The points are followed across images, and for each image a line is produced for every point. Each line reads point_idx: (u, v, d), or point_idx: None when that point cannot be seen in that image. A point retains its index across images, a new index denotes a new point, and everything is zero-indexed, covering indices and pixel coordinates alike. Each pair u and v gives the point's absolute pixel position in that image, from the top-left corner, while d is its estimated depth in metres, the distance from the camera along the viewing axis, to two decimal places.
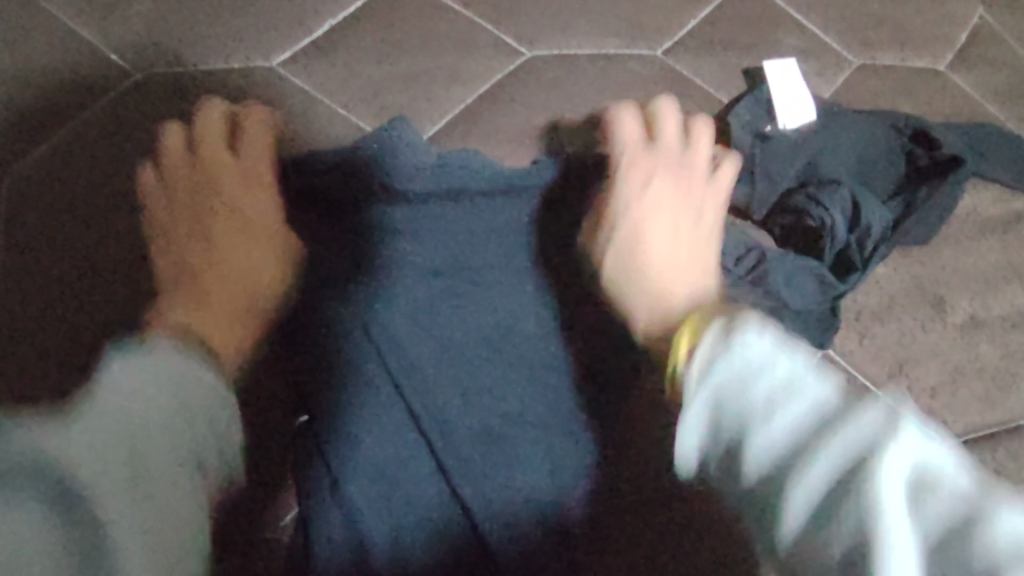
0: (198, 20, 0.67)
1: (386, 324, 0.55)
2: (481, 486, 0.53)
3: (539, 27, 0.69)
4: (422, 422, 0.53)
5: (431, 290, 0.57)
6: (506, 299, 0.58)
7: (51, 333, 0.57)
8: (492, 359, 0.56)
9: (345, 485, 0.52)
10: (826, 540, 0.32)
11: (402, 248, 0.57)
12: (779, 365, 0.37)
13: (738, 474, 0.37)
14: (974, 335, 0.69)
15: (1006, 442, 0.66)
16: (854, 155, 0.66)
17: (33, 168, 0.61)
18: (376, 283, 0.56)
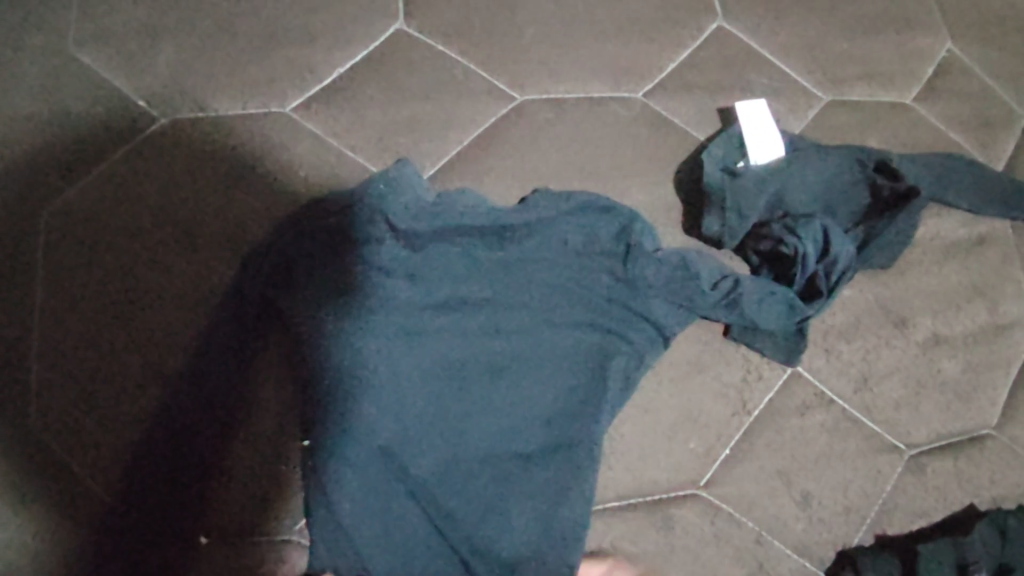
0: (217, 68, 0.73)
1: (371, 350, 0.62)
2: (452, 502, 0.59)
3: (530, 74, 0.75)
4: (396, 448, 0.60)
5: (416, 321, 0.63)
6: (485, 327, 0.64)
7: (84, 355, 0.64)
8: (465, 383, 0.63)
9: (335, 502, 0.58)
10: None
11: (391, 283, 0.64)
12: None
13: None
14: (935, 352, 0.75)
15: (965, 452, 0.73)
16: (819, 187, 0.72)
17: (69, 204, 0.67)
18: (363, 314, 0.63)
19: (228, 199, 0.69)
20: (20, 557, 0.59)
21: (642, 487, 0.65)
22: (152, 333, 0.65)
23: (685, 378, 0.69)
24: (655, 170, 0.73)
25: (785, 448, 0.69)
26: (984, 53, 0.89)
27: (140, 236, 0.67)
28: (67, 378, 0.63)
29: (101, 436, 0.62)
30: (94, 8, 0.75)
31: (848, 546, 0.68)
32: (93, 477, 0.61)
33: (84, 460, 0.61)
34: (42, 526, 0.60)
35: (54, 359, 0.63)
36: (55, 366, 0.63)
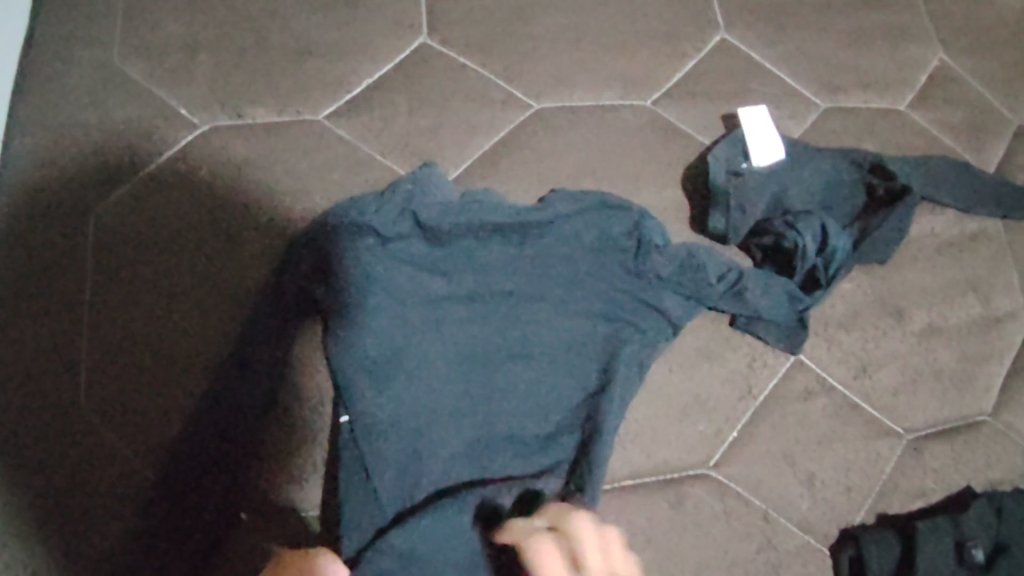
0: (254, 80, 0.79)
1: (402, 338, 0.67)
2: (476, 480, 0.64)
3: (546, 83, 0.80)
4: (426, 428, 0.65)
5: (442, 312, 0.68)
6: (506, 317, 0.69)
7: (132, 345, 0.68)
8: (488, 370, 0.67)
9: (372, 477, 0.62)
10: None
11: (420, 276, 0.69)
12: None
13: None
14: (930, 342, 0.79)
15: (962, 436, 0.77)
16: (818, 186, 0.77)
17: (117, 206, 0.73)
18: (395, 304, 0.67)
19: (265, 200, 0.74)
20: (73, 534, 0.63)
21: (654, 466, 0.69)
22: (194, 326, 0.69)
23: (694, 364, 0.73)
24: (663, 171, 0.77)
25: (789, 431, 0.73)
26: (973, 64, 0.94)
27: (182, 235, 0.72)
28: (116, 367, 0.68)
29: (148, 420, 0.66)
30: (137, 26, 0.81)
31: (851, 523, 0.72)
32: (141, 459, 0.65)
33: (132, 444, 0.66)
34: (93, 505, 0.64)
35: (105, 349, 0.68)
36: (104, 356, 0.68)
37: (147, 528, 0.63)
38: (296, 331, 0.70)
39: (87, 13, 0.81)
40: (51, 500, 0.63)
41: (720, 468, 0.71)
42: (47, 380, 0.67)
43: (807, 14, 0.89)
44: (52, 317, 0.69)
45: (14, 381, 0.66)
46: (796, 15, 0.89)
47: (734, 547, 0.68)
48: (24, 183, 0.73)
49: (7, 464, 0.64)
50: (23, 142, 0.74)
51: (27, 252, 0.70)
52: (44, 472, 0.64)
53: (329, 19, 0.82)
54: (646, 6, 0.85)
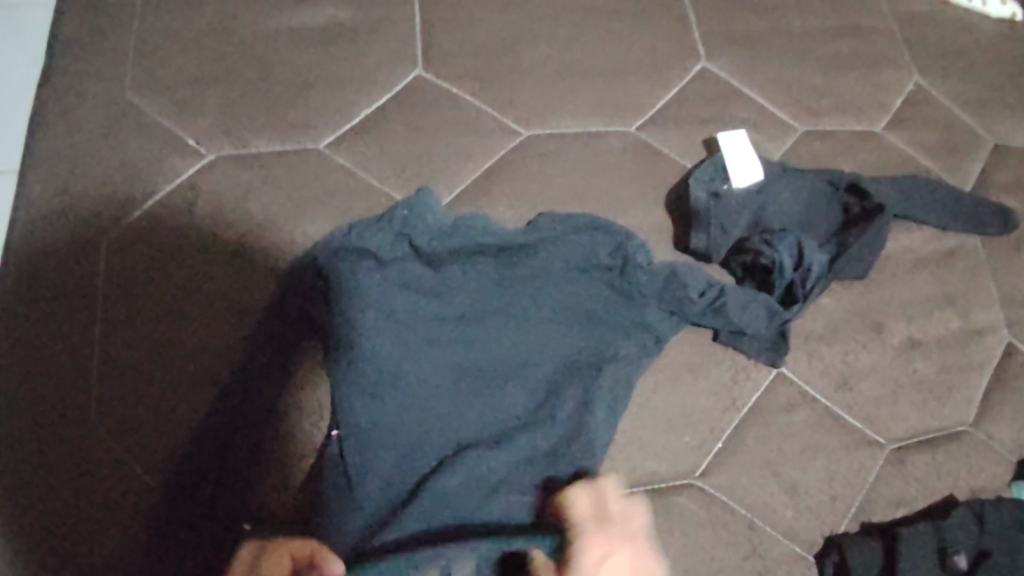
0: (257, 111, 0.83)
1: (392, 354, 0.70)
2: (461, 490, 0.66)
3: (535, 112, 0.84)
4: (413, 438, 0.68)
5: (432, 329, 0.71)
6: (493, 335, 0.72)
7: (140, 363, 0.72)
8: (474, 385, 0.70)
9: (358, 485, 0.65)
10: None
11: (411, 296, 0.72)
12: None
13: None
14: (909, 354, 0.82)
15: (943, 445, 0.79)
16: (795, 207, 0.81)
17: (128, 232, 0.76)
18: (386, 322, 0.71)
19: (268, 225, 0.78)
20: (80, 546, 0.65)
21: (642, 476, 0.72)
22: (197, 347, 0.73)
23: (681, 377, 0.76)
24: (648, 194, 0.81)
25: (773, 442, 0.76)
26: (946, 89, 0.98)
27: (190, 257, 0.76)
28: (125, 384, 0.71)
29: (154, 435, 0.70)
30: (146, 63, 0.85)
31: (834, 531, 0.74)
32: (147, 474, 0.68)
33: (139, 457, 0.69)
34: (101, 517, 0.66)
35: (114, 367, 0.71)
36: (113, 374, 0.71)
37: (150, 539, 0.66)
38: (297, 350, 0.73)
39: (99, 51, 0.85)
40: (60, 514, 0.66)
41: (707, 479, 0.73)
42: (61, 398, 0.70)
43: (786, 42, 0.94)
44: (62, 341, 0.72)
45: (26, 402, 0.70)
46: (775, 43, 0.93)
47: (720, 556, 0.71)
48: (39, 215, 0.77)
49: (21, 478, 0.67)
50: (38, 176, 0.78)
51: (42, 276, 0.74)
52: (56, 485, 0.67)
53: (329, 53, 0.86)
54: (630, 37, 0.90)
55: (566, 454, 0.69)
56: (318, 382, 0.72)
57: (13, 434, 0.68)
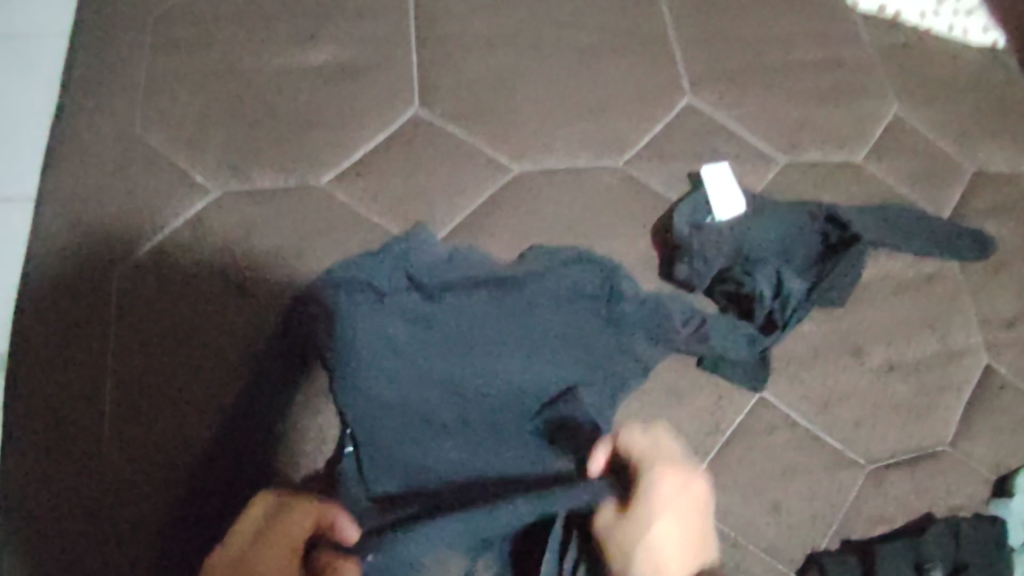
0: (261, 147, 0.87)
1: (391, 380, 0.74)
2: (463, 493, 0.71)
3: (527, 147, 0.88)
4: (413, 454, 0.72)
5: (433, 354, 0.75)
6: (491, 360, 0.75)
7: (151, 388, 0.75)
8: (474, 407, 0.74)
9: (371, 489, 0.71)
10: None
11: (404, 325, 0.76)
12: None
13: None
14: (888, 377, 0.85)
15: (922, 465, 0.82)
16: (779, 237, 0.84)
17: (139, 262, 0.80)
18: (387, 351, 0.75)
19: (273, 258, 0.82)
20: (93, 563, 0.69)
21: None
22: (203, 376, 0.76)
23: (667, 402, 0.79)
24: (635, 225, 0.85)
25: (755, 463, 0.79)
26: (924, 119, 1.02)
27: (198, 286, 0.80)
28: (136, 408, 0.75)
29: (162, 457, 0.73)
30: (154, 102, 0.89)
31: (815, 548, 0.77)
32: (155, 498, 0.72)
33: (147, 478, 0.72)
34: (112, 535, 0.70)
35: (126, 392, 0.75)
36: (124, 398, 0.75)
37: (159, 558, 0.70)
38: (299, 374, 0.76)
39: (111, 92, 0.90)
40: (75, 532, 0.70)
41: None
42: (76, 421, 0.74)
43: (768, 76, 0.97)
44: (77, 370, 0.76)
45: (43, 429, 0.74)
46: (757, 77, 0.97)
47: None
48: (53, 250, 0.81)
49: (39, 499, 0.71)
50: (54, 212, 0.83)
51: (58, 305, 0.78)
52: (71, 505, 0.71)
53: (330, 91, 0.90)
54: (617, 73, 0.94)
55: None
56: (319, 410, 0.75)
57: (32, 456, 0.73)
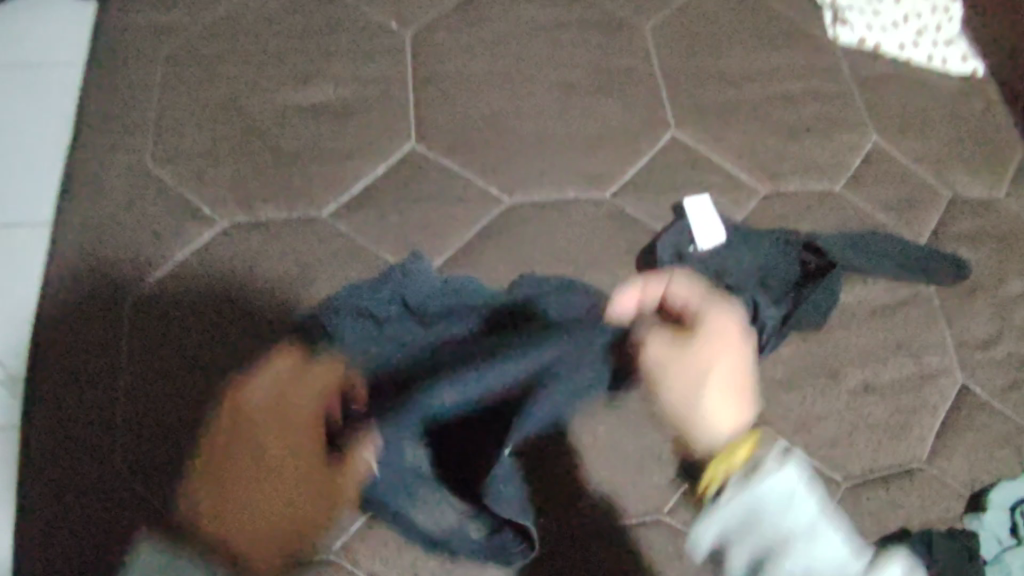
0: (266, 180, 0.92)
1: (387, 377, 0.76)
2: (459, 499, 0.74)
3: (519, 179, 0.93)
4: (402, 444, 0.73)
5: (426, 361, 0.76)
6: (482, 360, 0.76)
7: (160, 403, 0.79)
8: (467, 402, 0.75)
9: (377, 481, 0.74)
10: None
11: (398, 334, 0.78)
12: (796, 505, 0.50)
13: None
14: (864, 398, 0.89)
15: (897, 482, 0.85)
16: (756, 264, 0.87)
17: (152, 288, 0.85)
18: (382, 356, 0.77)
19: (279, 282, 0.86)
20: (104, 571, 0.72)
21: (616, 512, 0.78)
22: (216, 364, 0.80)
23: (654, 422, 0.81)
24: (622, 254, 0.89)
25: None
26: (902, 148, 1.07)
27: (207, 308, 0.84)
28: (147, 423, 0.78)
29: (170, 469, 0.76)
30: (165, 136, 0.94)
31: None
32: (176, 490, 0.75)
33: (157, 489, 0.76)
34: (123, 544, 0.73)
35: (137, 408, 0.79)
36: (135, 414, 0.79)
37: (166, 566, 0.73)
38: None
39: (124, 127, 0.94)
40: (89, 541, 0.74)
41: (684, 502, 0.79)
42: (89, 437, 0.78)
43: (749, 110, 1.02)
44: (95, 385, 0.80)
45: (60, 445, 0.78)
46: (739, 111, 1.02)
47: None
48: (70, 277, 0.86)
49: (55, 510, 0.75)
50: (70, 243, 0.87)
51: (74, 330, 0.83)
52: (85, 517, 0.75)
53: (332, 126, 0.95)
54: (605, 111, 0.99)
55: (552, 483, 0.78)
56: None
57: (50, 470, 0.77)
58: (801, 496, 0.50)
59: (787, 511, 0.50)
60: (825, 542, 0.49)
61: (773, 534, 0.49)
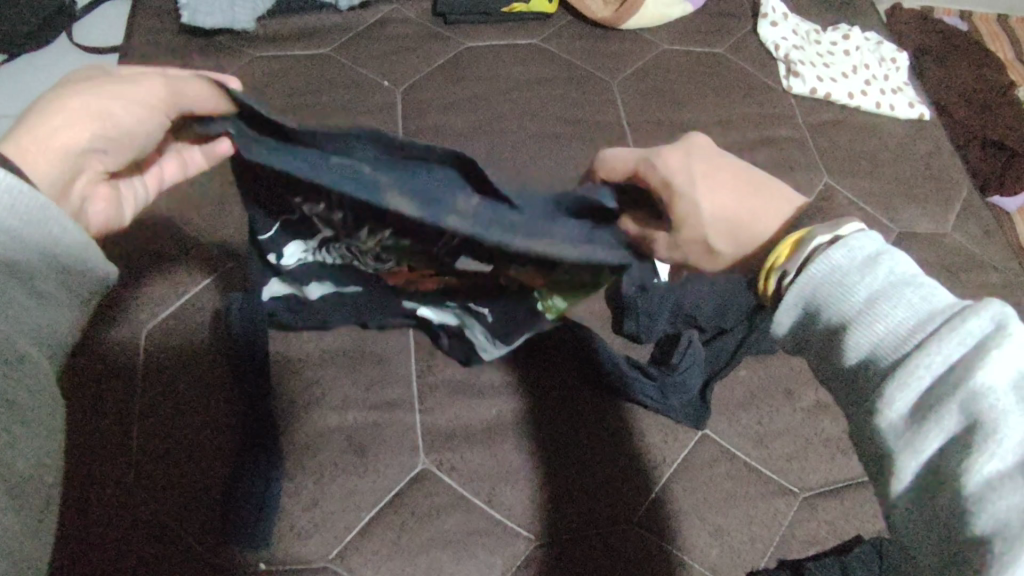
0: None
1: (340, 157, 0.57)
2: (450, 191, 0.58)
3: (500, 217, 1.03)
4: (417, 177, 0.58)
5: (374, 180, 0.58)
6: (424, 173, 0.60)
7: (179, 417, 0.89)
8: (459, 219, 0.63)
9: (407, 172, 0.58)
10: (873, 369, 0.52)
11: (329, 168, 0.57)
12: (882, 268, 0.54)
13: (845, 351, 0.55)
14: (818, 417, 0.96)
15: (849, 492, 0.92)
16: (711, 308, 0.92)
17: (164, 331, 0.95)
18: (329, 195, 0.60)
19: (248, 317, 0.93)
20: (136, 556, 0.81)
21: (587, 516, 0.88)
22: (139, 425, 0.88)
23: (623, 431, 0.93)
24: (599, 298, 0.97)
25: (698, 490, 0.91)
26: (851, 186, 1.17)
27: (210, 346, 0.94)
28: (165, 432, 0.88)
29: (187, 474, 0.86)
30: None
31: (753, 566, 0.87)
32: (105, 549, 0.81)
33: (173, 491, 0.85)
34: (149, 537, 0.82)
35: (148, 425, 0.88)
36: (154, 427, 0.88)
37: (183, 556, 0.81)
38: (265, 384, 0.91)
39: None
40: (115, 537, 0.81)
41: (649, 514, 0.89)
42: (117, 449, 0.86)
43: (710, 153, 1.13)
44: (112, 408, 0.88)
45: (83, 448, 0.86)
46: None
47: None
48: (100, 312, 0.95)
49: (83, 508, 0.82)
50: None
51: (95, 359, 0.91)
52: (113, 520, 0.82)
53: None
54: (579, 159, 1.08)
55: (537, 485, 0.89)
56: (317, 450, 0.88)
57: (77, 480, 0.84)
58: (857, 263, 0.55)
59: (846, 276, 0.55)
60: (899, 299, 0.52)
61: (838, 313, 0.55)
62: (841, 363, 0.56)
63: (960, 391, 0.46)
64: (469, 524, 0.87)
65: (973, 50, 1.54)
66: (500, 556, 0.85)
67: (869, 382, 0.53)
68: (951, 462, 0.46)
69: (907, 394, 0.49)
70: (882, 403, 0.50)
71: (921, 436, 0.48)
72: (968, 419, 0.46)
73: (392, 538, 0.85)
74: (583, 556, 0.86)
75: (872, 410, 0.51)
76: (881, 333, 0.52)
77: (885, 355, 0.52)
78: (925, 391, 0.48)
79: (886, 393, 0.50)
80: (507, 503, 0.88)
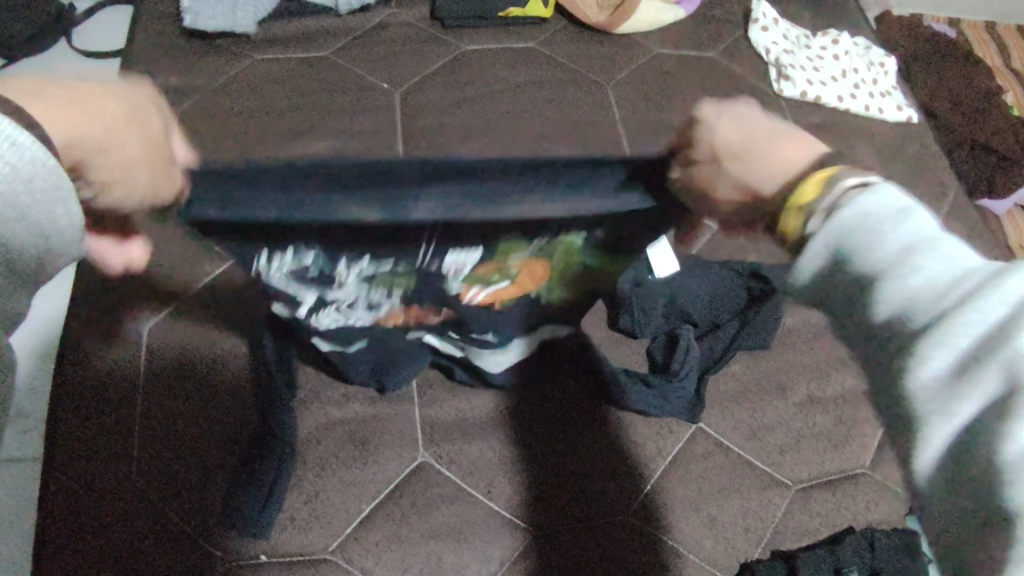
0: None
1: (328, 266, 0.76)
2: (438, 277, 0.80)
3: None
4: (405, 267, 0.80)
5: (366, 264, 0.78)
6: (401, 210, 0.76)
7: (175, 417, 0.89)
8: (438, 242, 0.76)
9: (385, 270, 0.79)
10: (907, 323, 0.42)
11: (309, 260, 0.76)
12: (913, 218, 0.44)
13: (875, 304, 0.43)
14: (809, 411, 0.98)
15: (840, 484, 0.94)
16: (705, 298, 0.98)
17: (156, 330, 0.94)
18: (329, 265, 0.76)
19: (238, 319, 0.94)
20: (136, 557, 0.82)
21: (584, 509, 0.90)
22: (128, 428, 0.88)
23: (619, 425, 0.95)
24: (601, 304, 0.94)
25: (693, 482, 0.93)
26: None
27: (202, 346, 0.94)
28: (160, 433, 0.88)
29: (185, 475, 0.87)
30: None
31: (749, 557, 0.89)
32: (102, 554, 0.81)
33: (171, 491, 0.86)
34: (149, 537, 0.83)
35: (143, 426, 0.88)
36: (150, 428, 0.88)
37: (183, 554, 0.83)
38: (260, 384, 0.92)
39: None
40: (114, 537, 0.82)
41: (645, 506, 0.91)
42: (113, 449, 0.86)
43: None
44: (106, 408, 0.88)
45: (77, 450, 0.85)
46: None
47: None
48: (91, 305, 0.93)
49: (80, 510, 0.82)
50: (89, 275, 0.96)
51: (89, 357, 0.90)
52: (111, 521, 0.83)
53: None
54: None
55: (537, 478, 0.91)
56: (318, 443, 0.90)
57: (73, 481, 0.84)
58: (884, 208, 0.45)
59: (870, 219, 0.45)
60: (938, 253, 0.42)
61: (861, 265, 0.44)
62: (868, 317, 0.44)
63: (991, 362, 0.38)
64: (468, 517, 0.88)
65: (960, 55, 1.57)
66: (499, 548, 0.87)
67: (888, 341, 0.43)
68: (984, 433, 0.38)
69: (940, 355, 0.40)
70: (910, 358, 0.41)
71: (954, 399, 0.40)
72: (1006, 391, 0.37)
73: (392, 530, 0.87)
74: (582, 548, 0.87)
75: (897, 364, 0.42)
76: (913, 285, 0.41)
77: (920, 314, 0.41)
78: (962, 351, 0.39)
79: (912, 350, 0.41)
80: (506, 495, 0.90)
